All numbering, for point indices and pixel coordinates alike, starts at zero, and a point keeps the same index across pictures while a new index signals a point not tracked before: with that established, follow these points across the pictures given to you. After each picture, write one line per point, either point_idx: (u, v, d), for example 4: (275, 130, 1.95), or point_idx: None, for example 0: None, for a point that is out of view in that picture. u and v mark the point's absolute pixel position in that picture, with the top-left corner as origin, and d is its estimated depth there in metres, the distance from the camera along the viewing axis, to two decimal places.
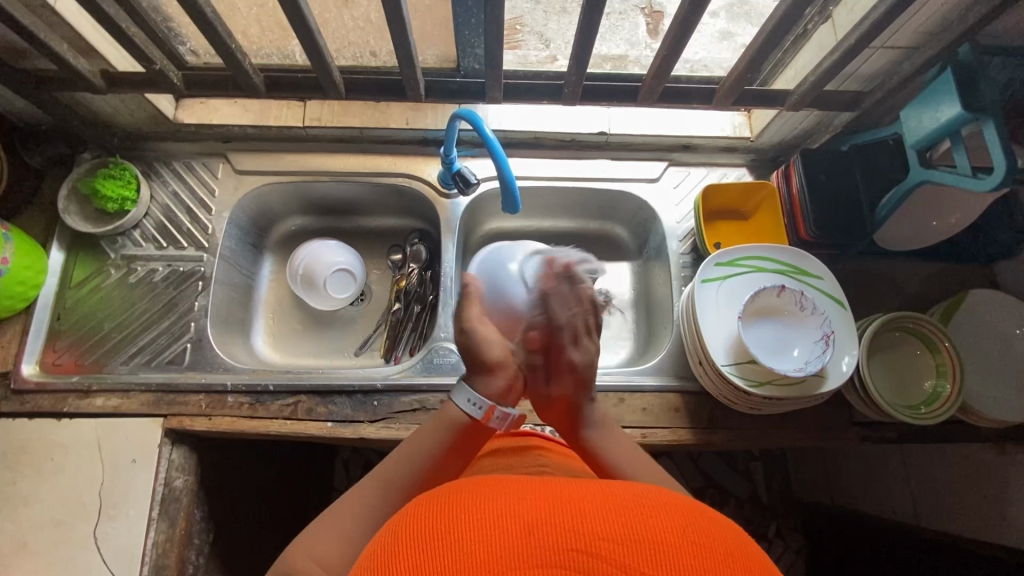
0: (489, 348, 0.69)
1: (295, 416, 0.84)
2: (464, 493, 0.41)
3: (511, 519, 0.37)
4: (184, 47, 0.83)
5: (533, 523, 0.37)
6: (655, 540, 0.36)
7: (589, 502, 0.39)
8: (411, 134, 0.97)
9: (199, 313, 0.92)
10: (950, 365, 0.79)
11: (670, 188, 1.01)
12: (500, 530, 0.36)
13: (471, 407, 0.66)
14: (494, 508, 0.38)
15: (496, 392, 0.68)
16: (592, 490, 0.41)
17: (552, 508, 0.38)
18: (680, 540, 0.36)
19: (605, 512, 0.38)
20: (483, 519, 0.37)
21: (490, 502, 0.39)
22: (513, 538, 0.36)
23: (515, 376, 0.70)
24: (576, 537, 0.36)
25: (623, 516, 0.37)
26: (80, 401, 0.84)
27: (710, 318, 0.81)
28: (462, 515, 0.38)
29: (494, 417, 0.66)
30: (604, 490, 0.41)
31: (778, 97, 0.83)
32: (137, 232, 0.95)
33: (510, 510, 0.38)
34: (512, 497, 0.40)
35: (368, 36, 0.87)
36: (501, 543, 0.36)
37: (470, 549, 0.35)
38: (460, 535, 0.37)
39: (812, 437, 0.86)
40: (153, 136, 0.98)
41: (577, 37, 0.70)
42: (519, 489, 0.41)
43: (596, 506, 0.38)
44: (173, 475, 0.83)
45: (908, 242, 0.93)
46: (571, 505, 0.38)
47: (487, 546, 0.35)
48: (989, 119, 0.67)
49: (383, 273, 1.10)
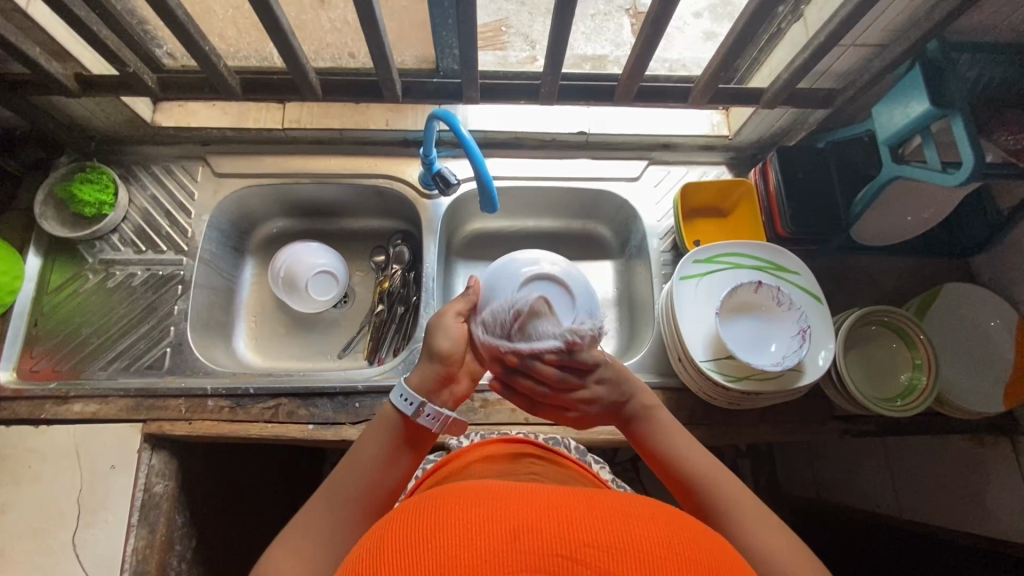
0: (440, 339, 0.66)
1: (276, 419, 0.84)
2: (444, 498, 0.39)
3: (496, 522, 0.35)
4: (160, 50, 0.83)
5: (519, 527, 0.35)
6: (644, 552, 0.34)
7: (577, 509, 0.37)
8: (391, 134, 0.97)
9: (179, 317, 0.91)
10: (926, 357, 0.80)
11: (651, 187, 1.01)
12: (484, 535, 0.34)
13: (402, 404, 0.62)
14: (478, 511, 0.36)
15: (430, 388, 0.64)
16: (579, 497, 0.39)
17: (539, 514, 0.36)
18: (670, 553, 0.35)
19: (594, 519, 0.36)
20: (465, 522, 0.35)
21: (473, 506, 0.37)
22: (497, 543, 0.34)
23: (456, 374, 0.66)
24: (563, 544, 0.34)
25: (612, 524, 0.36)
26: (58, 407, 0.84)
27: (689, 315, 0.82)
28: (442, 519, 0.36)
29: (426, 414, 0.62)
30: (592, 497, 0.39)
31: (753, 95, 0.84)
32: (116, 236, 0.94)
33: (495, 514, 0.36)
34: (498, 501, 0.38)
35: (346, 37, 0.87)
36: (484, 548, 0.33)
37: (450, 554, 0.33)
38: (440, 539, 0.34)
39: (791, 432, 0.87)
40: (131, 140, 0.97)
41: (551, 36, 0.70)
42: (504, 493, 0.39)
43: (585, 513, 0.37)
44: (153, 481, 0.82)
45: (884, 237, 0.94)
46: (560, 511, 0.36)
47: (469, 551, 0.33)
48: (957, 114, 0.68)
49: (366, 275, 1.10)
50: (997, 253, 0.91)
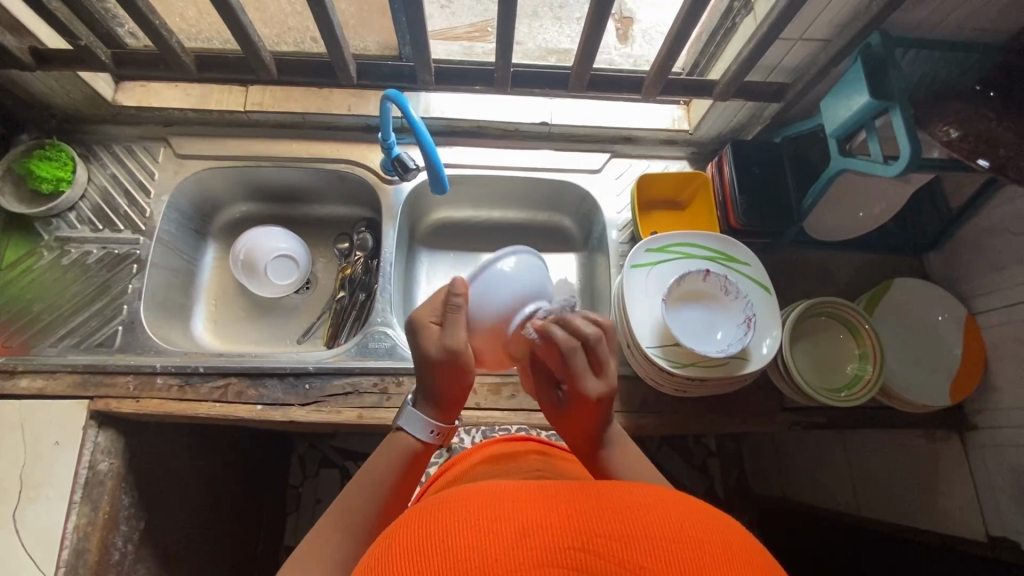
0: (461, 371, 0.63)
1: (225, 399, 0.84)
2: (451, 497, 0.40)
3: (505, 520, 0.36)
4: (121, 29, 0.84)
5: (529, 523, 0.36)
6: (652, 536, 0.36)
7: (585, 501, 0.38)
8: (353, 120, 0.98)
9: (132, 295, 0.91)
10: (871, 348, 0.81)
11: (612, 179, 1.02)
12: (496, 531, 0.36)
13: (424, 434, 0.64)
14: (487, 508, 0.38)
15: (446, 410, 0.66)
16: (587, 488, 0.40)
17: (547, 509, 0.38)
18: (677, 534, 0.36)
19: (601, 511, 0.37)
20: (476, 520, 0.37)
21: (481, 503, 0.38)
22: (510, 539, 0.35)
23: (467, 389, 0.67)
24: (575, 537, 0.35)
25: (617, 513, 0.37)
26: (4, 382, 0.83)
27: (639, 302, 0.83)
28: (452, 518, 0.37)
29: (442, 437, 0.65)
30: (595, 488, 0.41)
31: (707, 87, 0.85)
32: (72, 215, 0.94)
33: (504, 512, 0.37)
34: (505, 498, 0.39)
35: (307, 21, 0.88)
36: (497, 545, 0.35)
37: (464, 554, 0.34)
38: (454, 540, 0.35)
39: (742, 422, 0.87)
40: (93, 119, 0.97)
41: (499, 21, 0.71)
42: (511, 490, 0.40)
43: (591, 505, 0.38)
44: (99, 459, 0.82)
45: (840, 233, 0.95)
46: (568, 506, 0.38)
47: (481, 550, 0.34)
48: (896, 107, 0.69)
49: (330, 262, 1.10)
50: (948, 250, 0.93)
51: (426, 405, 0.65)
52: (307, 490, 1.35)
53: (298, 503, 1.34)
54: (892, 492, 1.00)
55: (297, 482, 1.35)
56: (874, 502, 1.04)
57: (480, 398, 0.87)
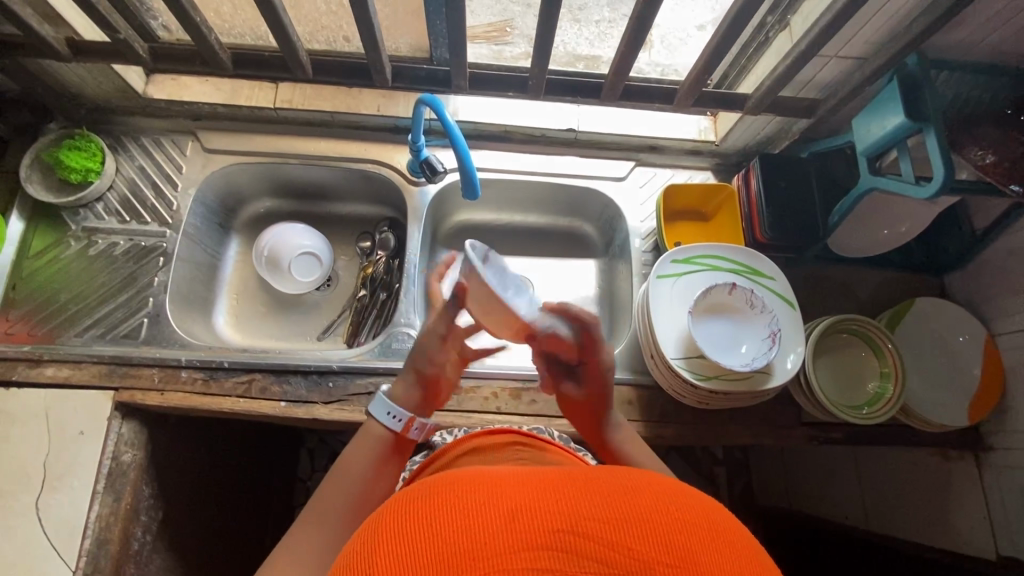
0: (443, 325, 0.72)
1: (248, 394, 0.84)
2: (439, 480, 0.40)
3: (493, 504, 0.36)
4: (156, 21, 0.84)
5: (516, 507, 0.36)
6: (639, 519, 0.36)
7: (573, 485, 0.38)
8: (381, 121, 0.98)
9: (158, 288, 0.91)
10: (892, 366, 0.82)
11: (636, 187, 1.03)
12: (484, 514, 0.35)
13: (388, 420, 0.67)
14: (476, 491, 0.37)
15: (415, 403, 0.70)
16: (573, 475, 0.40)
17: (534, 492, 0.37)
18: (663, 517, 0.36)
19: (589, 495, 0.37)
20: (465, 507, 0.36)
21: (472, 488, 0.38)
22: (498, 523, 0.35)
23: (437, 390, 0.72)
24: (564, 519, 0.35)
25: (605, 498, 0.37)
26: (30, 370, 0.83)
27: (664, 313, 0.83)
28: (440, 503, 0.36)
29: (414, 428, 0.68)
30: (583, 472, 0.40)
31: (738, 101, 0.86)
32: (100, 206, 0.94)
33: (493, 496, 0.37)
34: (493, 482, 0.38)
35: (341, 20, 0.87)
36: (485, 528, 0.34)
37: (453, 538, 0.34)
38: (442, 525, 0.35)
39: (760, 434, 0.88)
40: (122, 111, 0.98)
41: (539, 29, 0.71)
42: (500, 474, 0.40)
43: (579, 490, 0.38)
44: (122, 450, 0.82)
45: (862, 250, 0.95)
46: (556, 489, 0.37)
47: (470, 533, 0.34)
48: (930, 128, 0.69)
49: (351, 260, 1.10)
50: (970, 270, 0.93)
51: (396, 396, 0.70)
52: (315, 484, 1.36)
53: (307, 497, 1.34)
54: (901, 509, 1.01)
55: (306, 476, 1.36)
56: (883, 517, 1.04)
57: (501, 403, 0.87)
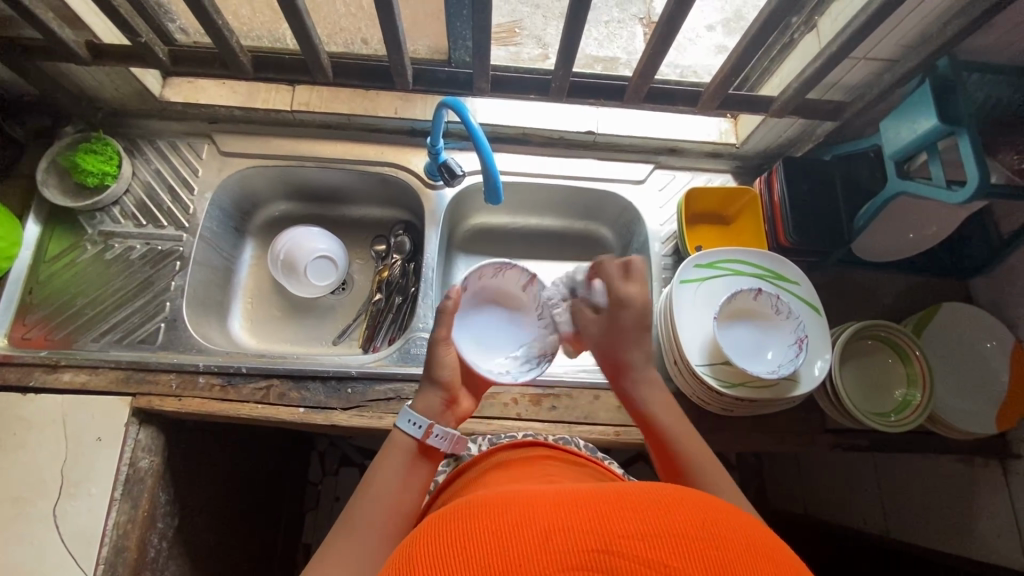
0: (438, 368, 0.68)
1: (267, 400, 0.84)
2: (474, 504, 0.39)
3: (525, 526, 0.34)
4: (173, 24, 0.82)
5: (549, 527, 0.34)
6: (675, 534, 0.34)
7: (606, 503, 0.36)
8: (399, 123, 0.98)
9: (174, 292, 0.91)
10: (920, 373, 0.80)
11: (656, 190, 1.01)
12: (516, 534, 0.34)
13: (410, 428, 0.65)
14: (507, 513, 0.36)
15: (435, 411, 0.67)
16: (605, 492, 0.38)
17: (567, 510, 0.36)
18: (699, 531, 0.34)
19: (620, 510, 0.35)
20: (497, 530, 0.35)
21: (503, 511, 0.36)
22: (532, 541, 0.33)
23: (458, 396, 0.70)
24: (598, 539, 0.33)
25: (638, 513, 0.35)
26: (47, 375, 0.83)
27: (688, 319, 0.82)
28: (475, 526, 0.36)
29: (436, 436, 0.65)
30: (616, 490, 0.39)
31: (761, 104, 0.85)
32: (116, 209, 0.94)
33: (524, 518, 0.35)
34: (523, 504, 0.37)
35: (360, 22, 0.86)
36: (517, 549, 0.33)
37: (484, 558, 0.33)
38: (474, 546, 0.34)
39: (783, 442, 0.86)
40: (138, 113, 0.97)
41: (564, 33, 0.71)
42: (532, 496, 0.39)
43: (612, 506, 0.36)
44: (139, 456, 0.81)
45: (886, 254, 0.94)
46: (590, 508, 0.36)
47: (502, 555, 0.33)
48: (963, 132, 0.67)
49: (366, 263, 1.09)
50: (995, 276, 0.91)
51: (420, 406, 0.67)
52: (326, 487, 1.34)
53: (317, 501, 1.32)
54: (923, 517, 0.98)
55: (317, 480, 1.34)
56: (904, 525, 1.01)
57: (520, 409, 0.86)
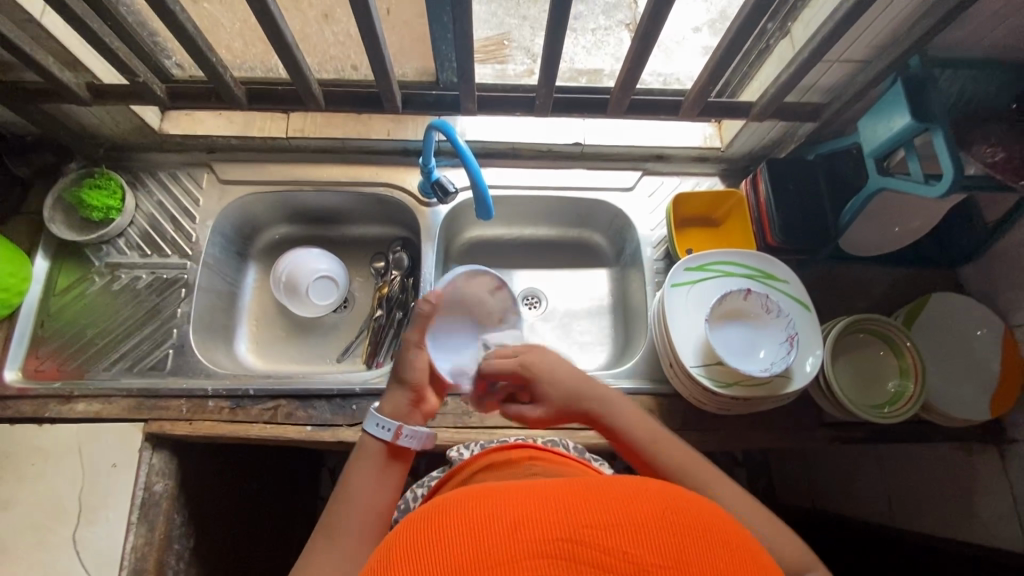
0: (406, 370, 0.68)
1: (275, 420, 0.86)
2: (450, 499, 0.41)
3: (494, 519, 0.36)
4: (169, 61, 0.86)
5: (517, 519, 0.36)
6: (636, 524, 0.36)
7: (574, 493, 0.38)
8: (391, 144, 1.01)
9: (181, 319, 0.94)
10: (912, 364, 0.82)
11: (645, 197, 1.04)
12: (486, 524, 0.36)
13: (380, 431, 0.66)
14: (480, 505, 0.38)
15: (403, 411, 0.69)
16: (572, 485, 0.40)
17: (535, 503, 0.38)
18: (658, 521, 0.36)
19: (585, 502, 0.37)
20: (467, 524, 0.36)
21: (474, 505, 0.38)
22: (502, 532, 0.35)
23: (427, 396, 0.70)
24: (562, 529, 0.35)
25: (602, 505, 0.37)
26: (61, 407, 0.86)
27: (680, 321, 0.84)
28: (450, 517, 0.37)
29: (405, 436, 0.66)
30: (585, 482, 0.41)
31: (742, 109, 0.88)
32: (122, 241, 0.97)
33: (493, 511, 0.37)
34: (494, 498, 0.39)
35: (349, 50, 0.88)
36: (487, 541, 0.35)
37: (456, 549, 0.35)
38: (448, 537, 0.36)
39: (782, 438, 0.88)
40: (138, 147, 1.00)
41: (545, 52, 0.74)
42: (506, 489, 0.40)
43: (578, 499, 0.38)
44: (153, 480, 0.84)
45: (872, 248, 0.96)
46: (557, 499, 0.38)
47: (473, 547, 0.35)
48: (937, 128, 0.70)
49: (366, 280, 1.12)
50: (982, 264, 0.92)
51: (388, 408, 0.69)
52: None
53: None
54: (927, 505, 0.98)
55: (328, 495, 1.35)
56: (910, 514, 1.02)
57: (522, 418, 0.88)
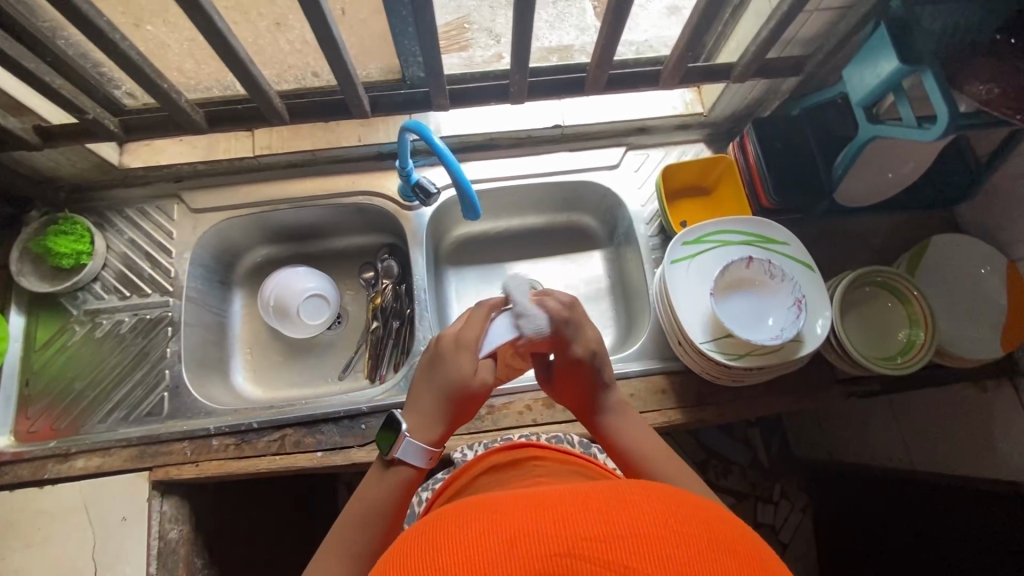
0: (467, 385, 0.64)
1: (283, 451, 0.83)
2: (445, 515, 0.39)
3: (491, 533, 0.35)
4: (119, 90, 0.82)
5: (515, 532, 0.34)
6: (638, 534, 0.34)
7: (573, 502, 0.36)
8: (365, 150, 0.97)
9: (172, 359, 0.90)
10: (920, 312, 0.81)
11: (632, 172, 1.01)
12: (482, 540, 0.34)
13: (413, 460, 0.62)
14: (475, 522, 0.36)
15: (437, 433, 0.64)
16: (574, 491, 0.38)
17: (534, 512, 0.36)
18: (662, 531, 0.34)
19: (586, 510, 0.35)
20: (463, 541, 0.35)
21: (472, 520, 0.36)
22: (497, 552, 0.33)
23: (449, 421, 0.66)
24: (561, 541, 0.33)
25: (606, 512, 0.35)
26: (60, 466, 0.82)
27: (684, 297, 0.82)
28: (442, 538, 0.36)
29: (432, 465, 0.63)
30: (585, 490, 0.38)
31: (722, 72, 0.85)
32: (98, 285, 0.93)
33: (491, 525, 0.35)
34: (493, 512, 0.37)
35: (307, 57, 0.83)
36: (483, 557, 0.33)
37: (451, 566, 0.33)
38: (441, 558, 0.34)
39: (798, 401, 0.87)
40: (101, 185, 0.96)
41: (515, 37, 0.70)
42: (502, 500, 0.39)
43: (578, 506, 0.36)
44: (168, 527, 0.81)
45: (867, 198, 0.94)
46: (557, 507, 0.36)
47: (469, 564, 0.33)
48: (927, 70, 0.67)
49: (357, 293, 1.08)
50: (979, 201, 0.90)
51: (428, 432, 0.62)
52: None
53: None
54: (947, 447, 0.98)
55: None
56: (931, 458, 1.01)
57: (536, 415, 0.86)
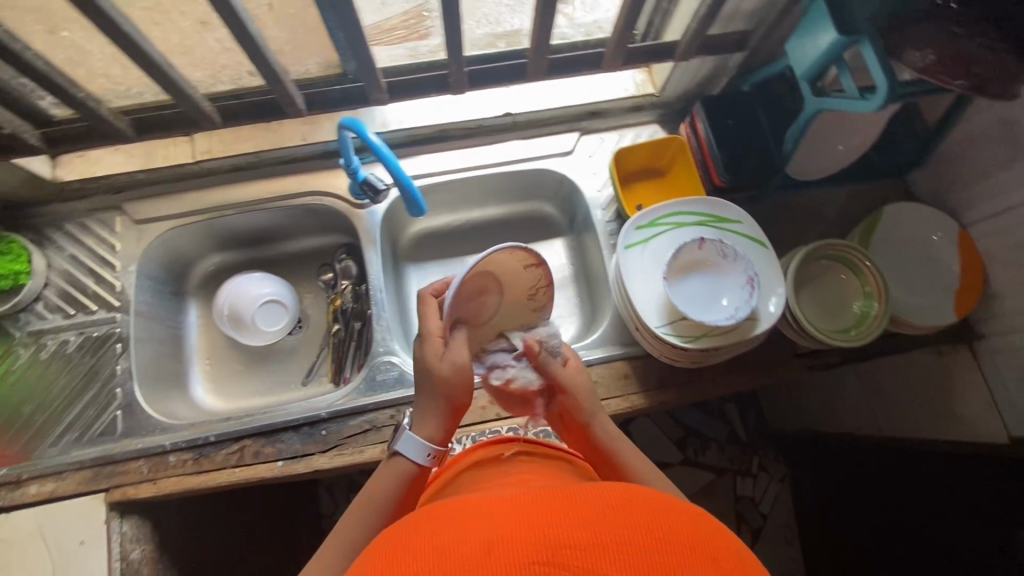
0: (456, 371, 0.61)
1: (243, 462, 0.82)
2: (421, 521, 0.38)
3: (467, 542, 0.34)
4: (44, 100, 0.76)
5: (493, 540, 0.33)
6: (620, 544, 0.33)
7: (555, 508, 0.36)
8: (310, 149, 0.95)
9: (123, 376, 0.88)
10: (874, 284, 0.81)
11: (586, 158, 0.99)
12: (460, 549, 0.33)
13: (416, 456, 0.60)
14: (452, 530, 0.35)
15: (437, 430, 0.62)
16: (554, 494, 0.38)
17: (513, 520, 0.35)
18: (644, 540, 0.34)
19: (568, 517, 0.35)
20: (439, 550, 0.34)
21: (448, 528, 0.35)
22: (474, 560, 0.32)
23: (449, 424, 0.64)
24: (541, 550, 0.33)
25: (586, 520, 0.35)
26: (12, 493, 0.80)
27: (639, 282, 0.82)
28: (417, 546, 0.34)
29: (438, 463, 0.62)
30: (566, 492, 0.38)
31: (666, 51, 0.83)
32: (40, 304, 0.90)
33: (468, 533, 0.34)
34: (470, 519, 0.36)
35: (238, 56, 0.78)
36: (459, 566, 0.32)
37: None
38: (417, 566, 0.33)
39: (760, 377, 0.87)
40: (36, 201, 0.92)
41: (445, 25, 0.68)
42: (480, 505, 0.38)
43: (558, 512, 0.35)
44: (129, 547, 0.79)
45: (820, 171, 0.94)
46: (537, 514, 0.35)
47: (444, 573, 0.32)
48: (865, 39, 0.67)
49: (316, 296, 1.06)
50: (930, 168, 0.90)
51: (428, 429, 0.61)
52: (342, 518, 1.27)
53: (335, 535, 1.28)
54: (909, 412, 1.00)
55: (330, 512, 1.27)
56: (895, 425, 1.03)
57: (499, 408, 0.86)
